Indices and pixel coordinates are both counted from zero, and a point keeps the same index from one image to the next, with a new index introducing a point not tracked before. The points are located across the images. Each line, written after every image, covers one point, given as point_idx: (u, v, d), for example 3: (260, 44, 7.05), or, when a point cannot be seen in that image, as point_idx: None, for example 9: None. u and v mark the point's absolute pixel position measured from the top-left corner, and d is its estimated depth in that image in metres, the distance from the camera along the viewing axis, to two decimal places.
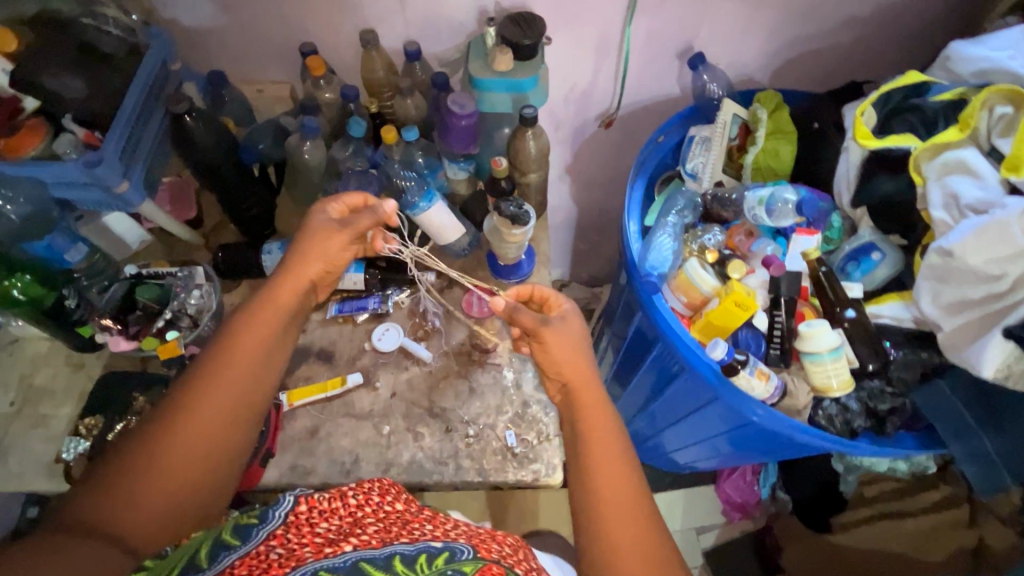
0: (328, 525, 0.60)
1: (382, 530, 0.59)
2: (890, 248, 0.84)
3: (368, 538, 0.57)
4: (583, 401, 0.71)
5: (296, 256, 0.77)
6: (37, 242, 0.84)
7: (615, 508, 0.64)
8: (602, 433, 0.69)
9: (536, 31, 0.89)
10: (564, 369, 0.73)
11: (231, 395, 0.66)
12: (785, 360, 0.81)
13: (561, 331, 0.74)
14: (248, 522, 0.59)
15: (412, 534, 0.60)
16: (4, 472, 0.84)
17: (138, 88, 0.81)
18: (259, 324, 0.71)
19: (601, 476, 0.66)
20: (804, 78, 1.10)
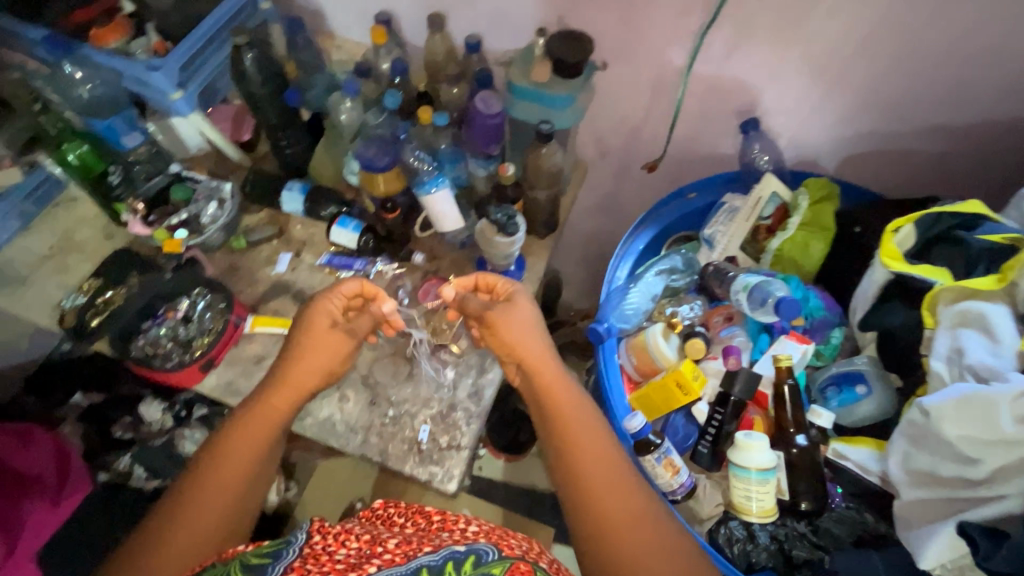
0: (348, 550, 0.59)
1: (404, 544, 0.60)
2: (879, 386, 0.74)
3: (391, 556, 0.58)
4: (546, 381, 0.70)
5: (299, 355, 0.74)
6: (101, 121, 0.99)
7: (609, 495, 0.61)
8: (576, 416, 0.66)
9: (581, 52, 0.87)
10: (518, 348, 0.73)
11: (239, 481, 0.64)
12: (714, 462, 0.74)
13: (510, 315, 0.75)
14: (262, 560, 0.58)
15: (435, 543, 0.61)
16: (21, 299, 0.98)
17: (214, 19, 0.93)
18: (255, 428, 0.68)
19: (587, 465, 0.63)
20: (877, 177, 0.98)
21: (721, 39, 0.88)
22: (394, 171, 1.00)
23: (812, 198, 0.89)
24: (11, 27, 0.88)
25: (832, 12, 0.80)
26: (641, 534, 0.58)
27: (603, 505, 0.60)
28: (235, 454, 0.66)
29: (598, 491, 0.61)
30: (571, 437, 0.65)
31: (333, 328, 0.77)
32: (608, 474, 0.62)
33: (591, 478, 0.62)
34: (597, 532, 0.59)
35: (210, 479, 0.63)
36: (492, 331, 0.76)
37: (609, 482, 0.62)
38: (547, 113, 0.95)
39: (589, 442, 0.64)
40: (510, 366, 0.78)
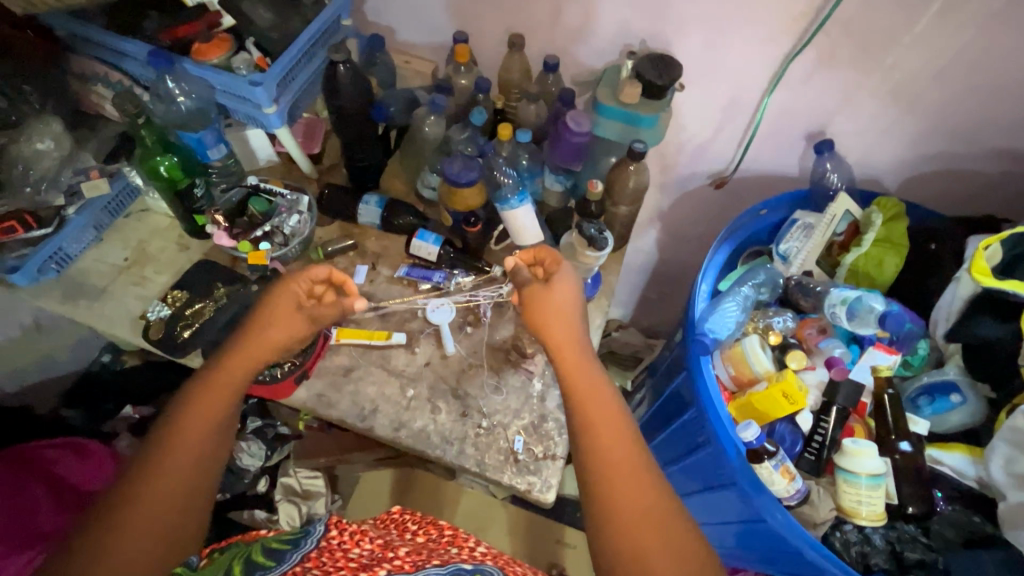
0: (360, 550, 0.65)
1: (413, 554, 0.65)
2: (972, 395, 0.78)
3: (400, 563, 0.63)
4: (571, 364, 0.74)
5: (245, 343, 0.74)
6: (191, 134, 0.95)
7: (619, 474, 0.64)
8: (593, 398, 0.70)
9: (671, 74, 0.91)
10: (552, 330, 0.76)
11: (189, 469, 0.65)
12: (818, 469, 0.78)
13: (547, 297, 0.79)
14: (280, 548, 0.66)
15: (441, 559, 0.65)
16: (101, 311, 0.97)
17: (310, 33, 0.94)
18: (202, 410, 0.68)
19: (608, 449, 0.66)
20: (936, 196, 1.04)
21: (802, 66, 0.93)
22: (477, 186, 1.01)
23: (884, 216, 0.94)
24: (105, 40, 0.89)
25: (916, 42, 0.85)
26: (648, 513, 0.62)
27: (615, 482, 0.64)
28: (180, 444, 0.65)
29: (612, 468, 0.64)
30: (587, 417, 0.69)
31: (299, 310, 0.78)
32: (621, 456, 0.65)
33: (603, 455, 0.65)
34: (607, 508, 0.62)
35: (166, 468, 0.64)
36: (528, 310, 0.80)
37: (620, 463, 0.65)
38: (632, 131, 0.99)
39: (605, 427, 0.68)
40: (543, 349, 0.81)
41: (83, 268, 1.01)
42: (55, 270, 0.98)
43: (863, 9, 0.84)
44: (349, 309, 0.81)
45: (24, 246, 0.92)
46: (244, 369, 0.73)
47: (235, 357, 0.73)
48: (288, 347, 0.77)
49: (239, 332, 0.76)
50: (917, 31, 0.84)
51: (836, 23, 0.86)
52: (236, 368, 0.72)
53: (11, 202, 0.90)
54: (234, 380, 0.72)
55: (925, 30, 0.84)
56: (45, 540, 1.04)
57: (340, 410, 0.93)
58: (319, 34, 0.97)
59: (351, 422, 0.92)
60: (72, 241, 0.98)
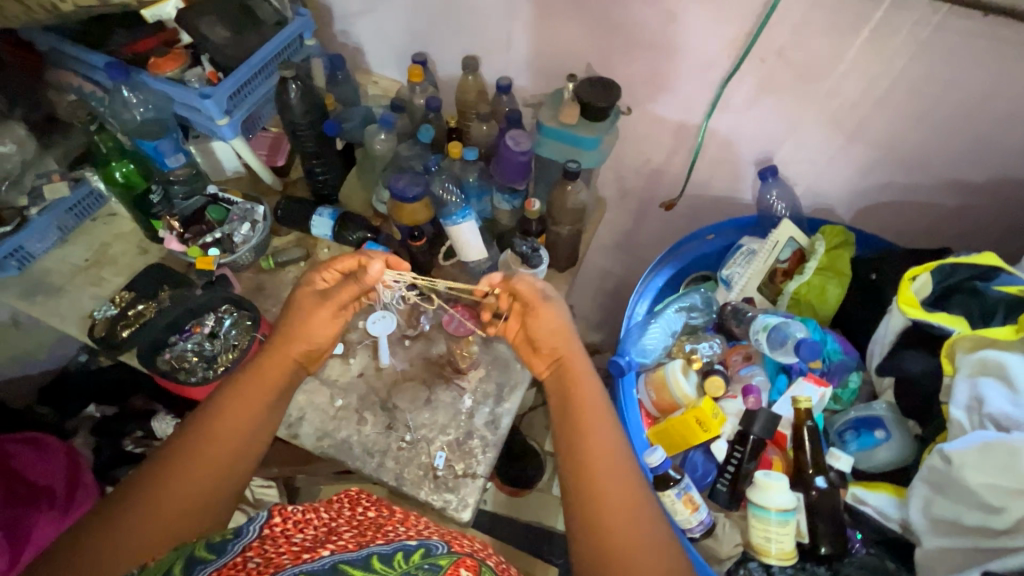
0: (305, 535, 0.55)
1: (358, 535, 0.56)
2: (898, 432, 0.74)
3: (345, 543, 0.54)
4: (575, 376, 0.72)
5: (287, 333, 0.77)
6: (149, 142, 1.01)
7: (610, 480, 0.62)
8: (590, 414, 0.67)
9: (609, 97, 0.92)
10: (553, 340, 0.74)
11: (227, 452, 0.65)
12: (733, 503, 0.75)
13: (556, 309, 0.75)
14: (222, 536, 0.53)
15: (389, 537, 0.56)
16: (54, 308, 1.01)
17: (265, 52, 0.99)
18: (250, 399, 0.70)
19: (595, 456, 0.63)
20: (891, 227, 1.01)
21: (742, 91, 0.93)
22: (423, 201, 1.03)
23: (828, 244, 0.92)
24: (74, 52, 0.95)
25: (850, 70, 0.84)
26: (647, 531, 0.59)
27: (607, 497, 0.61)
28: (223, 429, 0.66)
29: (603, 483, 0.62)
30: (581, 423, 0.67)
31: (311, 294, 0.79)
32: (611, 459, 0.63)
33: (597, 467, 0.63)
34: (598, 524, 0.59)
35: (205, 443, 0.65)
36: (535, 321, 0.76)
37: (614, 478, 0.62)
38: (572, 152, 0.99)
39: (600, 441, 0.65)
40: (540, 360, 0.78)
41: (45, 267, 1.05)
42: (16, 267, 1.01)
43: (794, 36, 0.84)
44: (368, 280, 0.80)
45: None
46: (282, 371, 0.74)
47: (273, 360, 0.74)
48: (314, 350, 0.78)
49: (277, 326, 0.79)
50: (850, 59, 0.83)
51: (769, 49, 0.86)
52: (272, 368, 0.73)
53: None
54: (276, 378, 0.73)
55: (858, 58, 0.83)
56: None
57: None
58: (277, 52, 1.03)
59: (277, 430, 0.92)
60: (34, 240, 1.02)
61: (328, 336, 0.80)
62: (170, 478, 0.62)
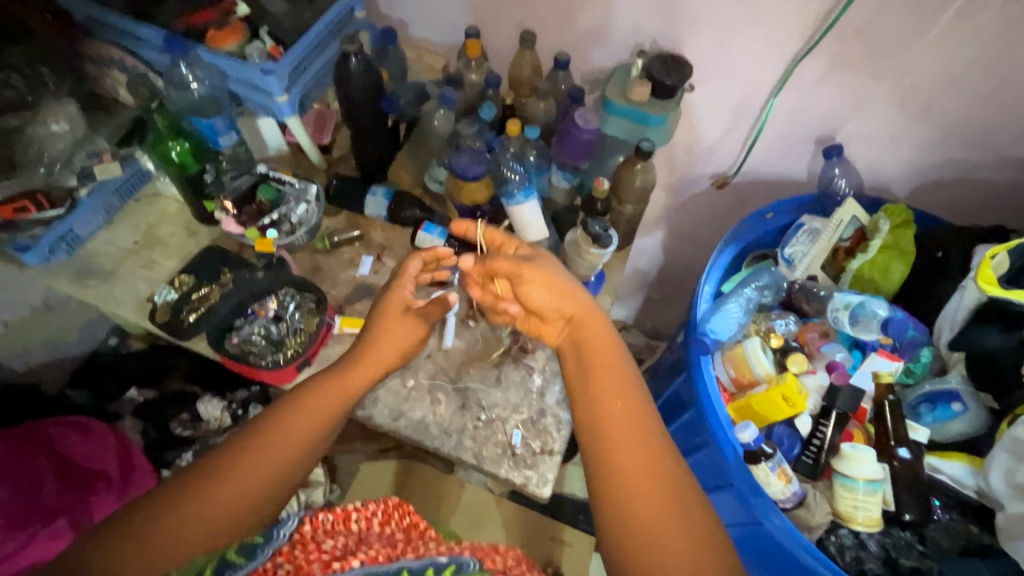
0: (335, 543, 0.76)
1: (388, 548, 0.75)
2: (974, 404, 0.78)
3: (375, 555, 0.73)
4: (596, 338, 0.72)
5: (370, 343, 0.78)
6: (203, 120, 0.96)
7: (627, 449, 0.64)
8: (610, 375, 0.69)
9: (681, 75, 0.91)
10: (565, 305, 0.72)
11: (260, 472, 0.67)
12: (816, 473, 0.78)
13: (540, 266, 0.73)
14: (253, 543, 0.76)
15: (418, 552, 0.75)
16: (109, 293, 0.98)
17: (321, 26, 0.95)
18: (290, 422, 0.70)
19: (613, 428, 0.65)
20: (945, 206, 1.03)
21: (813, 69, 0.93)
22: (483, 180, 1.02)
23: (891, 222, 0.94)
24: (121, 24, 0.91)
25: (928, 48, 0.85)
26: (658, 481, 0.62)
27: (619, 453, 0.64)
28: (258, 464, 0.67)
29: (614, 442, 0.64)
30: (598, 393, 0.68)
31: (408, 313, 0.81)
32: (627, 433, 0.65)
33: (614, 427, 0.65)
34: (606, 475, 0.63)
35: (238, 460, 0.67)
36: (535, 286, 0.72)
37: (631, 439, 0.64)
38: (640, 130, 0.99)
39: (617, 404, 0.67)
40: (553, 326, 0.75)
41: (93, 250, 1.02)
42: (65, 250, 0.99)
43: (875, 14, 0.84)
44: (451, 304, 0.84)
45: (36, 225, 0.93)
46: (330, 407, 0.72)
47: (336, 378, 0.74)
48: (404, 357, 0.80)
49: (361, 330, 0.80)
50: (931, 36, 0.84)
51: (848, 27, 0.86)
52: (320, 407, 0.72)
53: (24, 181, 0.91)
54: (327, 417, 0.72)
55: (939, 36, 0.83)
56: (50, 515, 1.05)
57: None
58: (332, 24, 0.98)
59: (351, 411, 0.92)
60: (82, 223, 0.99)
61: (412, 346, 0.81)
62: (200, 503, 0.64)
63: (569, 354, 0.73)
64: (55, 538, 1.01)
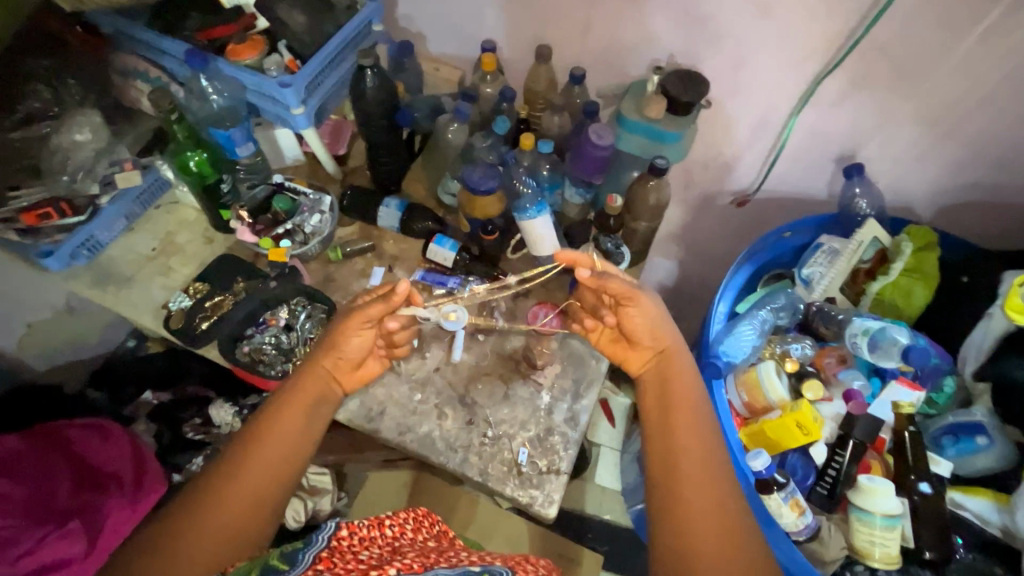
0: (370, 553, 0.62)
1: (423, 556, 0.63)
2: (1000, 440, 0.74)
3: (410, 563, 0.59)
4: (673, 377, 0.70)
5: (330, 346, 0.77)
6: (222, 131, 0.98)
7: (694, 478, 0.61)
8: (683, 409, 0.66)
9: (697, 92, 0.90)
10: (658, 335, 0.72)
11: (262, 475, 0.66)
12: (832, 505, 0.76)
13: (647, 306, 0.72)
14: (293, 548, 0.62)
15: (450, 562, 0.63)
16: (127, 298, 1.00)
17: (340, 39, 0.96)
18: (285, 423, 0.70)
19: (678, 458, 0.63)
20: (972, 228, 1.00)
21: (835, 87, 0.90)
22: (496, 194, 1.01)
23: (914, 245, 0.91)
24: (146, 37, 0.93)
25: (957, 67, 0.82)
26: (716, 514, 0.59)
27: (689, 492, 0.61)
28: (231, 499, 0.64)
29: (689, 486, 0.61)
30: (674, 423, 0.66)
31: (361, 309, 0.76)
32: (695, 464, 0.62)
33: (687, 470, 0.62)
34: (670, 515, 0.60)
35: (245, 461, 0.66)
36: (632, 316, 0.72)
37: (704, 478, 0.62)
38: (655, 147, 0.98)
39: (692, 442, 0.64)
40: (642, 354, 0.74)
41: (113, 256, 1.04)
42: (86, 256, 1.01)
43: (901, 32, 0.81)
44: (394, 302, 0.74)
45: (58, 232, 0.95)
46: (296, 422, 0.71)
47: (310, 374, 0.75)
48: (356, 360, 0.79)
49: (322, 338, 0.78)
50: (959, 56, 0.81)
51: (872, 44, 0.84)
52: (284, 430, 0.69)
53: (48, 188, 0.93)
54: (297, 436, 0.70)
55: (967, 55, 0.81)
56: (62, 516, 1.06)
57: (347, 410, 0.92)
58: (350, 38, 1.00)
59: (358, 423, 0.92)
60: (103, 229, 1.01)
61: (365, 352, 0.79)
62: (182, 544, 0.61)
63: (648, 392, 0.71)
64: (70, 539, 1.02)
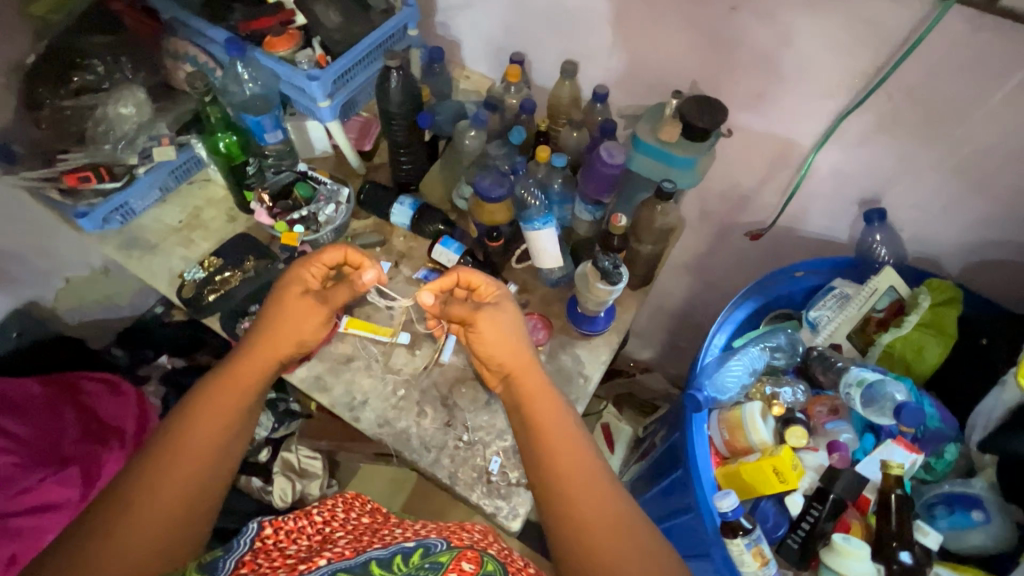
0: (298, 546, 0.68)
1: (352, 540, 0.67)
2: (998, 517, 0.69)
3: (340, 552, 0.64)
4: (531, 392, 0.74)
5: (271, 321, 0.76)
6: (251, 117, 1.02)
7: (582, 495, 0.65)
8: (550, 419, 0.70)
9: (713, 118, 0.88)
10: (503, 357, 0.76)
11: (210, 450, 0.66)
12: (805, 562, 0.72)
13: (495, 321, 0.77)
14: (214, 555, 0.64)
15: (383, 541, 0.67)
16: (148, 265, 1.06)
17: (373, 39, 1.01)
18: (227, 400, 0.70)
19: (564, 475, 0.66)
20: (1005, 289, 0.93)
21: (858, 126, 0.87)
22: (505, 202, 1.02)
23: (932, 299, 0.85)
24: (196, 25, 1.00)
25: (989, 117, 0.78)
26: (615, 527, 0.63)
27: (579, 513, 0.64)
28: (164, 491, 0.63)
29: (579, 500, 0.64)
30: (545, 442, 0.69)
31: (306, 295, 0.78)
32: (582, 479, 0.66)
33: (573, 490, 0.65)
34: (570, 536, 0.63)
35: (186, 443, 0.66)
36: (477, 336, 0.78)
37: (599, 487, 0.66)
38: (666, 170, 0.97)
39: (572, 463, 0.67)
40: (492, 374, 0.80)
41: (142, 224, 1.11)
42: (119, 221, 1.08)
43: (931, 74, 0.78)
44: (360, 287, 0.80)
45: (95, 196, 1.02)
46: (232, 408, 0.69)
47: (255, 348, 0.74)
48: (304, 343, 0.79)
49: (261, 311, 0.78)
50: (994, 104, 0.77)
51: (899, 86, 0.80)
52: (219, 415, 0.68)
53: (91, 154, 1.01)
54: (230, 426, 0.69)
55: (1001, 106, 0.76)
56: (61, 462, 1.13)
57: (332, 396, 0.95)
58: (382, 39, 1.04)
59: (341, 410, 0.94)
60: (137, 198, 1.08)
61: (315, 335, 0.79)
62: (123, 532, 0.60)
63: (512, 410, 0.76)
64: (65, 485, 1.09)
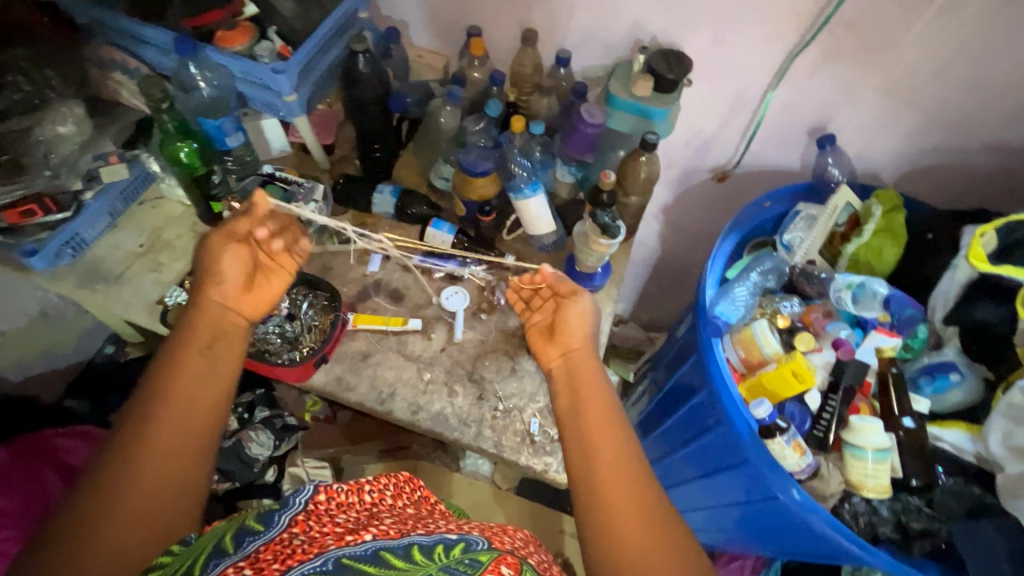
0: (348, 517, 0.60)
1: (399, 522, 0.60)
2: (971, 375, 0.83)
3: (387, 530, 0.57)
4: (585, 375, 0.73)
5: (213, 279, 0.75)
6: (212, 121, 0.95)
7: (613, 473, 0.63)
8: (596, 405, 0.69)
9: (681, 70, 0.94)
10: (574, 338, 0.77)
11: (176, 427, 0.63)
12: (825, 447, 0.84)
13: (574, 308, 0.79)
14: (271, 508, 0.59)
15: (428, 528, 0.60)
16: (118, 296, 0.97)
17: (330, 24, 0.96)
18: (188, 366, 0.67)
19: (599, 457, 0.65)
20: (933, 190, 1.08)
21: (807, 62, 0.96)
22: (492, 175, 1.03)
23: (883, 208, 0.97)
24: (127, 26, 0.91)
25: (915, 41, 0.90)
26: (641, 506, 0.61)
27: (607, 490, 0.62)
28: (136, 476, 0.59)
29: (607, 479, 0.63)
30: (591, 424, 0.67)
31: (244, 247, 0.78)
32: (612, 455, 0.65)
33: (604, 465, 0.64)
34: (599, 509, 0.62)
35: (153, 424, 0.62)
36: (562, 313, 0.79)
37: (625, 461, 0.64)
38: (644, 124, 1.03)
39: (607, 434, 0.66)
40: (551, 355, 0.78)
41: (99, 254, 1.01)
42: (71, 255, 0.98)
43: (866, 7, 0.88)
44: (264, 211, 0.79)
45: (41, 230, 0.91)
46: (188, 393, 0.65)
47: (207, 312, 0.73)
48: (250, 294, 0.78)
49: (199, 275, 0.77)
50: (919, 29, 0.88)
51: (841, 20, 0.90)
52: (183, 389, 0.65)
53: (28, 185, 0.89)
54: (199, 428, 0.65)
55: (925, 28, 0.88)
56: None
57: (358, 394, 0.94)
58: (337, 24, 1.00)
59: (371, 405, 0.93)
60: (87, 227, 0.98)
61: (263, 284, 0.79)
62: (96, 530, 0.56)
63: (563, 390, 0.74)
64: None
